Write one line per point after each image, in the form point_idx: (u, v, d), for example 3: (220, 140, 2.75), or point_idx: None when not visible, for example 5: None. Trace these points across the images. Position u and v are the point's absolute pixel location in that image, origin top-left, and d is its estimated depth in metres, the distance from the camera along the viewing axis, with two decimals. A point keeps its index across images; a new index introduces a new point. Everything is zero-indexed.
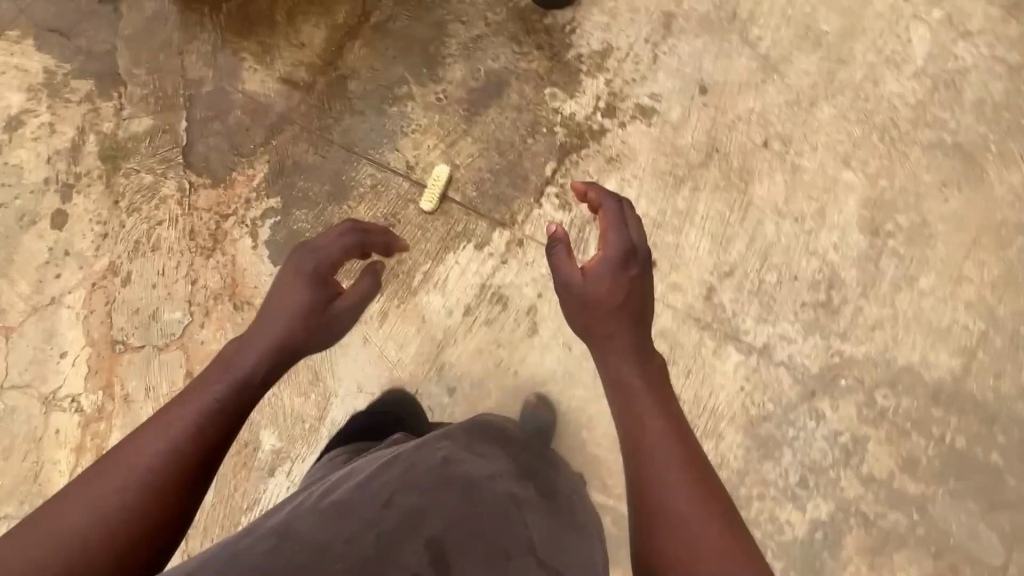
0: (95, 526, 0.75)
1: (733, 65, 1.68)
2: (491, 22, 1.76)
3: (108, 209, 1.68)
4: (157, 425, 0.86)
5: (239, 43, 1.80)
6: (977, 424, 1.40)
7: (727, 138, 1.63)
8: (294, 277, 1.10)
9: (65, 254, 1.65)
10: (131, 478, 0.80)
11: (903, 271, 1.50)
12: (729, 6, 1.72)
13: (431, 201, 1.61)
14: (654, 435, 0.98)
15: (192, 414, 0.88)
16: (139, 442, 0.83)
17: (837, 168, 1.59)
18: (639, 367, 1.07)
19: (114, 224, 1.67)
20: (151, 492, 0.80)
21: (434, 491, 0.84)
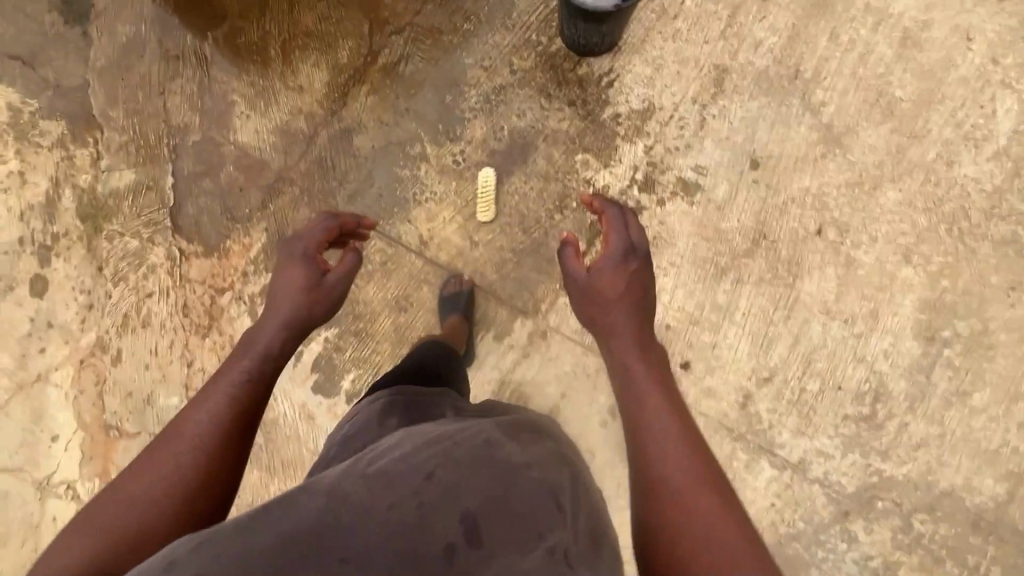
0: (115, 529, 0.74)
1: (790, 135, 1.48)
2: (517, 70, 1.54)
3: (92, 277, 1.53)
4: (189, 410, 0.87)
5: (229, 83, 1.58)
6: (1016, 554, 1.34)
7: (776, 223, 1.46)
8: (285, 263, 1.10)
9: (48, 327, 1.52)
10: (150, 482, 0.79)
11: (956, 385, 1.39)
12: (791, 62, 1.50)
13: (487, 212, 1.49)
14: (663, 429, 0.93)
15: (201, 417, 0.85)
16: (175, 427, 0.84)
17: (896, 263, 1.44)
18: (646, 351, 1.06)
19: (99, 294, 1.53)
20: (187, 472, 0.80)
21: (456, 474, 0.74)
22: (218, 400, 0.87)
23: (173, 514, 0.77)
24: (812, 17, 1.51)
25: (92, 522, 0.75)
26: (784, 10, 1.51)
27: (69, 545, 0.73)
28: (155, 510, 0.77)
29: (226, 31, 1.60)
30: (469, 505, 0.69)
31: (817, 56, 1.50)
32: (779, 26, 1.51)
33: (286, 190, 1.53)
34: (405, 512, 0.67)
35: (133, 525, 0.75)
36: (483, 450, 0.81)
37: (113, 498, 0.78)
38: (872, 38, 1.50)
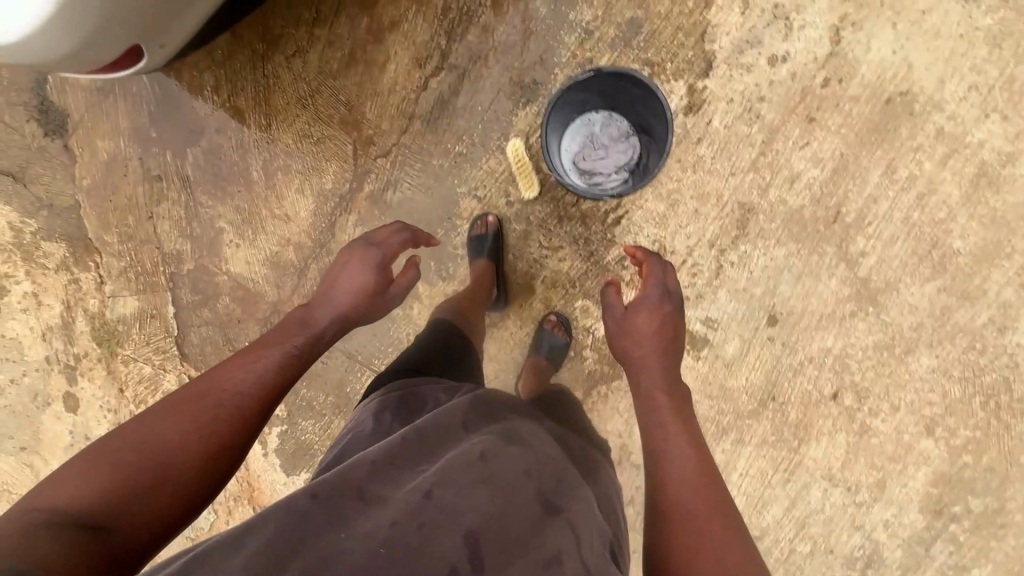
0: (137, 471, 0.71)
1: (818, 289, 1.32)
2: (514, 202, 1.39)
3: (116, 397, 1.63)
4: (236, 363, 0.88)
5: (215, 206, 1.51)
6: None
7: (788, 384, 1.37)
8: (358, 255, 1.12)
9: (85, 439, 1.66)
10: (181, 429, 0.77)
11: (956, 559, 1.36)
12: (832, 202, 1.29)
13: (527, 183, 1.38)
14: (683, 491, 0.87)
15: (247, 381, 0.85)
16: (223, 373, 0.85)
17: (915, 433, 1.34)
18: (676, 409, 1.00)
19: (124, 413, 1.63)
20: (221, 434, 0.79)
21: (455, 486, 0.71)
22: (266, 367, 0.88)
23: (201, 468, 0.76)
24: (867, 145, 1.26)
25: (126, 451, 0.72)
26: (832, 136, 1.27)
27: (102, 468, 0.71)
28: (178, 458, 0.74)
29: (205, 148, 1.49)
30: (470, 517, 0.68)
31: (865, 194, 1.28)
32: (824, 157, 1.28)
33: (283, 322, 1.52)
34: (397, 540, 0.64)
35: (163, 464, 0.73)
36: (495, 449, 0.80)
37: (147, 428, 0.76)
38: (938, 175, 1.25)
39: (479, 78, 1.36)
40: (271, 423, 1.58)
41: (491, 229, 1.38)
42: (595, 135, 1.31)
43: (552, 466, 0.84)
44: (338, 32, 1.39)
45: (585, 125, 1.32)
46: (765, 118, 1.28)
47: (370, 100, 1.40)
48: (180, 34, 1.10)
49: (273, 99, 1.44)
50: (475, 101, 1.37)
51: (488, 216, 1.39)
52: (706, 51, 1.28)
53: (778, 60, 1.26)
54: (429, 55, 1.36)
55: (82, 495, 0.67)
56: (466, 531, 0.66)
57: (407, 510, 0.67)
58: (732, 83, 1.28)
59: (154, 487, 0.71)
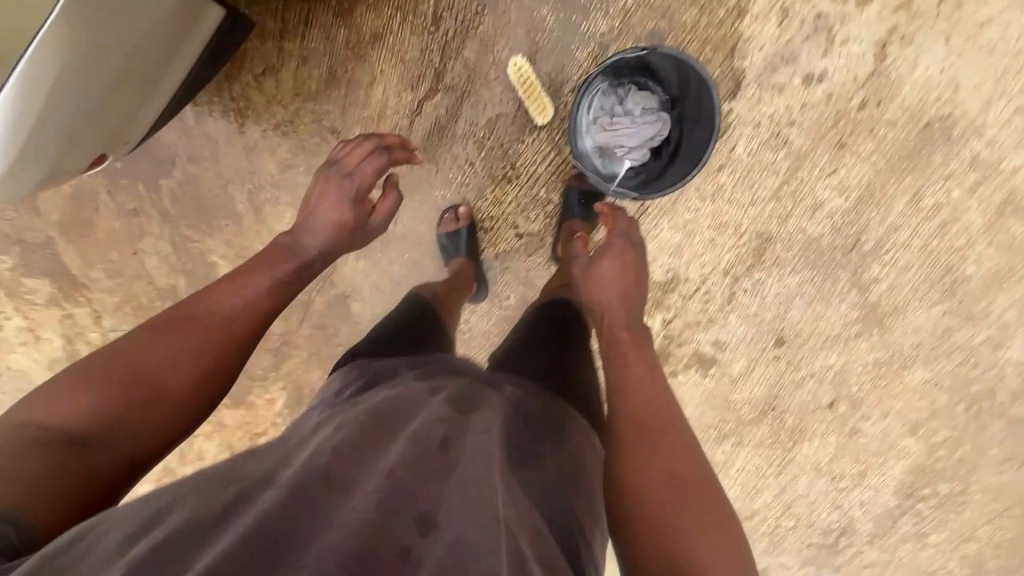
0: (136, 381, 0.79)
1: (827, 313, 1.34)
2: (524, 234, 1.33)
3: None
4: (226, 284, 0.92)
5: (203, 240, 1.42)
6: None
7: (788, 396, 1.44)
8: (334, 179, 1.08)
9: None
10: (177, 347, 0.83)
11: (918, 528, 1.56)
12: (852, 230, 1.25)
13: (539, 110, 1.20)
14: (642, 452, 0.85)
15: (236, 305, 0.89)
16: (213, 295, 0.89)
17: (899, 433, 1.46)
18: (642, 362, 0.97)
19: None
20: (215, 353, 0.85)
21: (420, 473, 0.69)
22: (252, 296, 0.92)
23: (194, 384, 0.83)
24: (897, 173, 1.19)
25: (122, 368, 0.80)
26: (863, 163, 1.19)
27: (99, 381, 0.78)
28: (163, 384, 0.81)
29: (180, 180, 1.36)
30: (425, 501, 0.66)
31: (886, 223, 1.24)
32: (850, 185, 1.21)
33: (294, 352, 1.52)
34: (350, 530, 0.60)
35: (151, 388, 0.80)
36: (457, 435, 0.78)
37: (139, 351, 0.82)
38: (964, 203, 1.20)
39: (480, 100, 1.21)
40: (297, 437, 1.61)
41: (463, 224, 1.29)
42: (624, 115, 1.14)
43: (514, 443, 0.86)
44: (312, 47, 1.20)
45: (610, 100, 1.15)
46: (793, 144, 1.19)
47: (358, 126, 1.25)
48: (151, 106, 1.05)
49: (247, 124, 1.29)
50: (476, 126, 1.23)
51: (458, 208, 1.30)
52: (734, 69, 1.14)
53: (814, 79, 1.13)
54: (421, 73, 1.20)
55: (79, 408, 0.76)
56: (421, 518, 0.64)
57: (364, 506, 0.63)
58: (761, 105, 1.16)
59: (148, 406, 0.79)
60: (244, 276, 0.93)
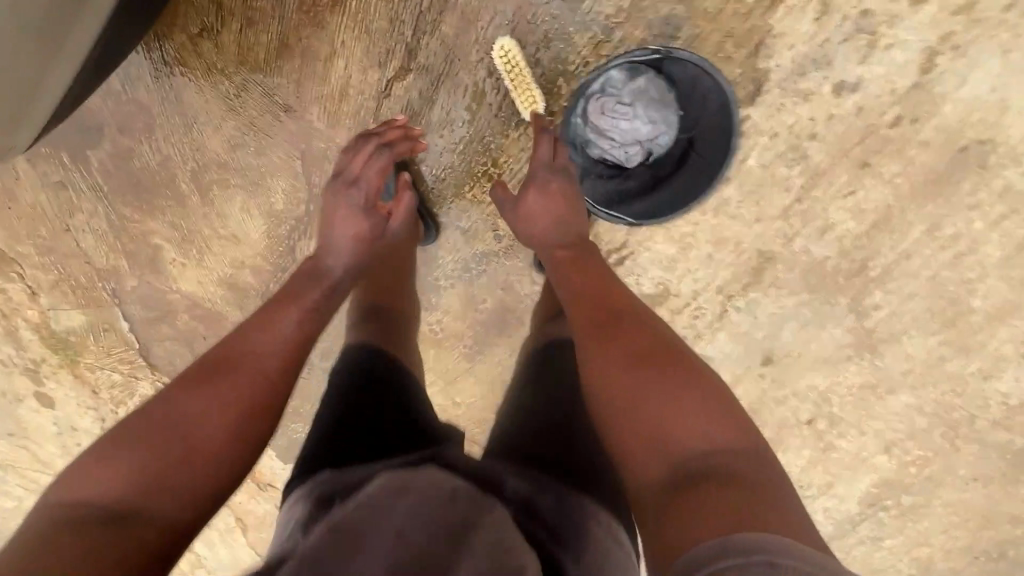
0: (174, 437, 0.73)
1: (820, 336, 1.27)
2: (504, 236, 1.20)
3: (91, 398, 1.57)
4: (252, 322, 0.86)
5: (144, 221, 1.26)
6: None
7: (768, 412, 1.41)
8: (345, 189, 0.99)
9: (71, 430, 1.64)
10: (211, 395, 0.77)
11: (876, 533, 1.60)
12: (860, 255, 1.15)
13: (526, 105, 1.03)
14: (601, 380, 0.76)
15: (269, 339, 0.84)
16: (243, 335, 0.84)
17: (873, 451, 1.45)
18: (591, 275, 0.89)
19: (105, 410, 1.60)
20: (255, 389, 0.80)
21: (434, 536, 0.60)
22: (285, 325, 0.86)
23: (241, 425, 0.77)
24: (919, 199, 1.07)
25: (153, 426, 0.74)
26: (884, 185, 1.07)
27: (132, 448, 0.71)
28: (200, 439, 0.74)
29: (112, 153, 1.18)
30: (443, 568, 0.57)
31: (898, 250, 1.14)
32: (866, 208, 1.09)
33: None
34: None
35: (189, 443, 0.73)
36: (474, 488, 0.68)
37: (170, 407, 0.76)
38: (984, 235, 1.10)
39: (459, 86, 1.03)
40: None
41: None
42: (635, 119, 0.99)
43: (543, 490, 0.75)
44: (261, 6, 1.02)
45: (627, 91, 0.99)
46: (812, 160, 1.05)
47: (316, 106, 1.08)
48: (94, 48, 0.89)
49: (186, 93, 1.10)
50: (454, 116, 1.07)
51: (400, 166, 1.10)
52: (757, 70, 0.98)
53: (846, 88, 0.98)
54: (390, 49, 1.02)
55: (113, 478, 0.69)
56: None
57: None
58: (781, 114, 1.01)
59: (190, 458, 0.72)
60: (276, 309, 0.87)
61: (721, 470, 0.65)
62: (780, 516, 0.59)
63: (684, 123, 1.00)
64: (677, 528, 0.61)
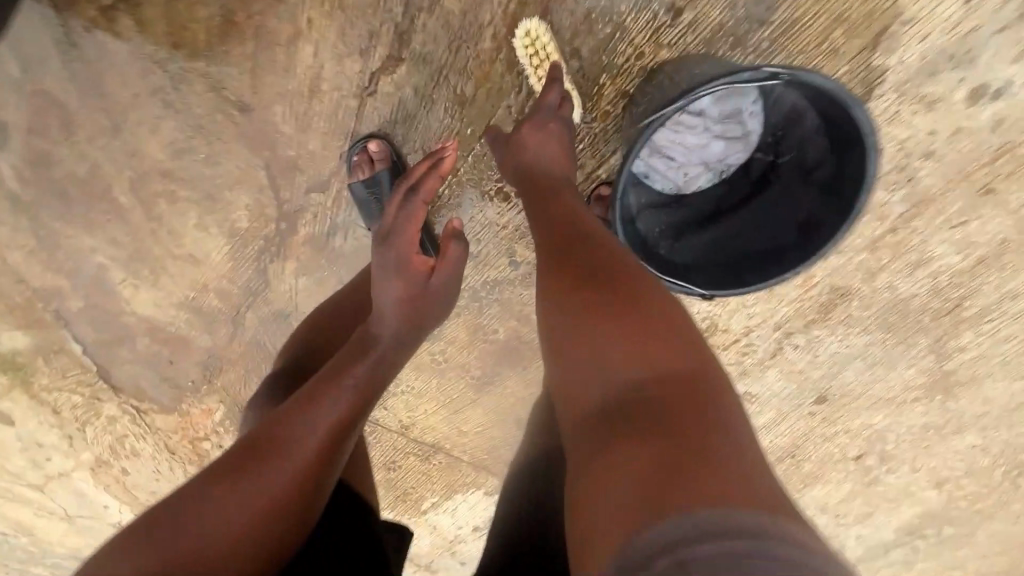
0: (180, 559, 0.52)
1: (888, 377, 1.08)
2: (521, 263, 0.98)
3: (48, 419, 1.39)
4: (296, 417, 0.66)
5: (80, 237, 1.03)
6: None
7: (813, 447, 1.25)
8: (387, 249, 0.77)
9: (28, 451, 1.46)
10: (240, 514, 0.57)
11: (910, 559, 1.49)
12: (954, 293, 0.95)
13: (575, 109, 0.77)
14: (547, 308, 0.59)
15: (309, 429, 0.66)
16: (293, 425, 0.66)
17: (922, 486, 1.31)
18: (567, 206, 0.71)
19: (65, 433, 1.42)
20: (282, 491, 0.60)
21: None
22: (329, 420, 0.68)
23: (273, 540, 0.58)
24: None
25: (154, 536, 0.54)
26: (1007, 214, 0.85)
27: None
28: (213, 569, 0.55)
29: (26, 157, 0.93)
30: None
31: (1002, 289, 0.93)
32: (977, 241, 0.88)
33: (226, 369, 1.22)
34: None
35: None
36: None
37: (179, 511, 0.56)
38: None
39: (468, 82, 0.78)
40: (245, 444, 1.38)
41: (380, 171, 0.84)
42: (699, 141, 0.75)
43: None
44: None
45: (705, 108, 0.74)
46: (921, 184, 0.82)
47: (280, 104, 0.82)
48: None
49: (108, 84, 0.84)
50: (461, 120, 0.81)
51: (371, 146, 0.83)
52: (871, 68, 0.73)
53: (986, 95, 0.75)
54: (373, 30, 0.75)
55: None
56: None
57: None
58: (893, 126, 0.77)
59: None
60: (323, 390, 0.69)
61: (661, 408, 0.47)
62: (729, 489, 0.40)
63: (763, 141, 0.75)
64: (594, 500, 0.45)
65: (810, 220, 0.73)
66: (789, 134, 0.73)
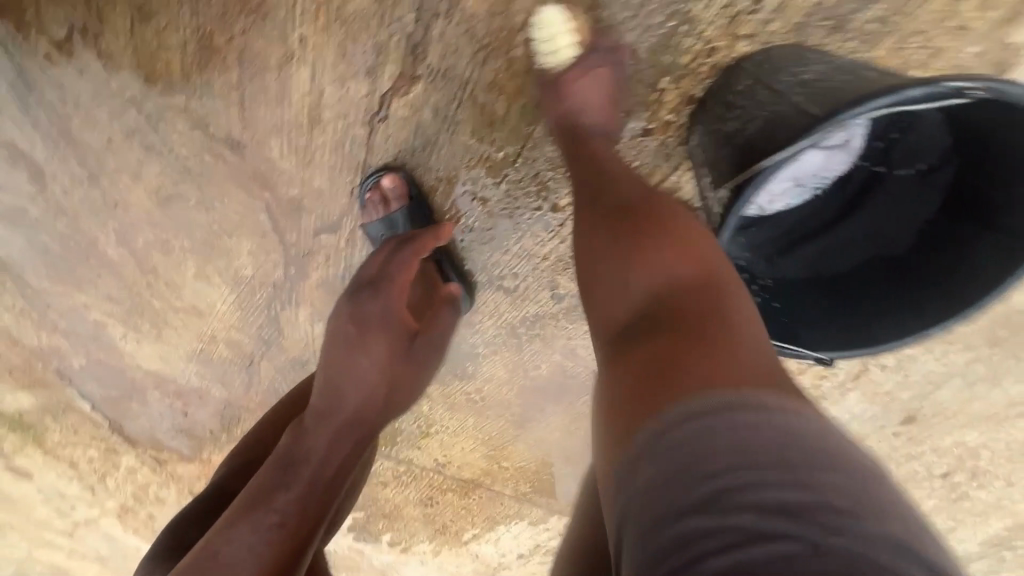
0: None
1: (990, 394, 0.95)
2: (565, 295, 0.85)
3: (60, 479, 1.30)
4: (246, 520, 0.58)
5: (71, 294, 0.93)
6: None
7: (895, 467, 1.12)
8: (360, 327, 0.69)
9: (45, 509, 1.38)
10: None
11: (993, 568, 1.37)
12: None
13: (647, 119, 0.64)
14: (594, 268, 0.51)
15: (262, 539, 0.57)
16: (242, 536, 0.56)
17: (1017, 498, 1.18)
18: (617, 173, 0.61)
19: (79, 492, 1.32)
20: None
21: None
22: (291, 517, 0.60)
23: None
24: None
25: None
26: None
27: None
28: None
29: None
30: None
31: None
32: None
33: (244, 420, 1.12)
34: None
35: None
36: None
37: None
38: None
39: (500, 98, 0.64)
40: None
41: (398, 207, 0.72)
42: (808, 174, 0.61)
43: None
44: None
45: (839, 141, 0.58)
46: None
47: (277, 139, 0.70)
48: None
49: (76, 130, 0.71)
50: (492, 142, 0.68)
51: (384, 179, 0.71)
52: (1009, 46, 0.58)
53: None
54: (381, 46, 0.61)
55: None
56: None
57: None
58: None
59: None
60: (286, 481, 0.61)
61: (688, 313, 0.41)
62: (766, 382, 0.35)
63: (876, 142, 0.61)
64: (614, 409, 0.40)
65: (952, 245, 0.60)
66: (903, 140, 0.60)
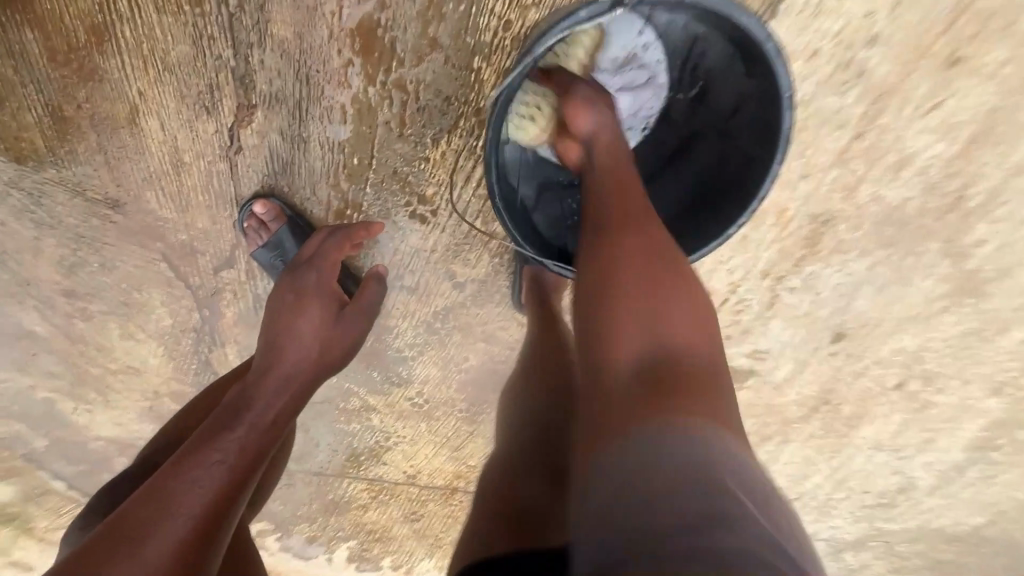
0: None
1: (904, 294, 0.96)
2: (466, 282, 0.89)
3: None
4: (193, 453, 0.60)
5: (15, 378, 0.97)
6: (991, 557, 1.54)
7: (846, 388, 1.12)
8: (295, 297, 0.74)
9: None
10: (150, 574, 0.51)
11: (989, 474, 1.34)
12: (953, 185, 0.82)
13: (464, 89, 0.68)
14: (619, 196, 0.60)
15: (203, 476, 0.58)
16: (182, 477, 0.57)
17: (982, 397, 1.16)
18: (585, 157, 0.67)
19: None
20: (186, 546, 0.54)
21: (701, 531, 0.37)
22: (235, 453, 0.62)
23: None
24: None
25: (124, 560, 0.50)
26: (987, 82, 0.71)
27: None
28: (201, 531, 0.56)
29: None
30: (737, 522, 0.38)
31: (1007, 166, 0.80)
32: (960, 120, 0.75)
33: None
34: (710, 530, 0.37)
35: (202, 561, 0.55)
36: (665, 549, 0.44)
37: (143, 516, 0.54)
38: None
39: (335, 109, 0.69)
40: (265, 526, 1.35)
41: (275, 231, 0.76)
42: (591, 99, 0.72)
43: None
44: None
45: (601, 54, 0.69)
46: (875, 76, 0.70)
47: (150, 189, 0.75)
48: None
49: None
50: (343, 150, 0.73)
51: (257, 207, 0.76)
52: None
53: None
54: (212, 83, 0.66)
55: None
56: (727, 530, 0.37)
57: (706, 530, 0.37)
58: (819, 20, 0.66)
59: None
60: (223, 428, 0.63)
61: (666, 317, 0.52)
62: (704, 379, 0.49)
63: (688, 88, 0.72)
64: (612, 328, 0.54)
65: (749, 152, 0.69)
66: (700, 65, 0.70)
